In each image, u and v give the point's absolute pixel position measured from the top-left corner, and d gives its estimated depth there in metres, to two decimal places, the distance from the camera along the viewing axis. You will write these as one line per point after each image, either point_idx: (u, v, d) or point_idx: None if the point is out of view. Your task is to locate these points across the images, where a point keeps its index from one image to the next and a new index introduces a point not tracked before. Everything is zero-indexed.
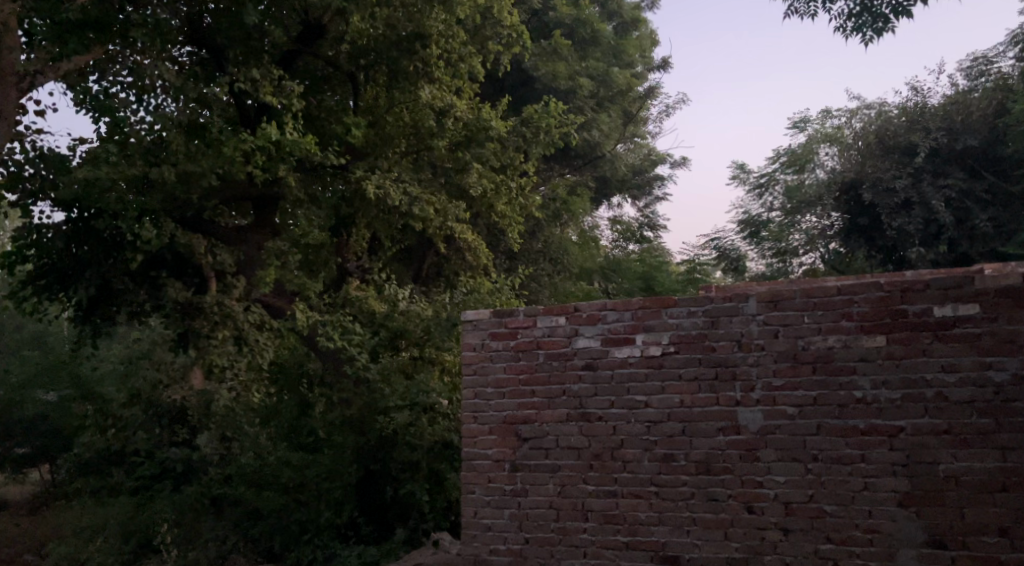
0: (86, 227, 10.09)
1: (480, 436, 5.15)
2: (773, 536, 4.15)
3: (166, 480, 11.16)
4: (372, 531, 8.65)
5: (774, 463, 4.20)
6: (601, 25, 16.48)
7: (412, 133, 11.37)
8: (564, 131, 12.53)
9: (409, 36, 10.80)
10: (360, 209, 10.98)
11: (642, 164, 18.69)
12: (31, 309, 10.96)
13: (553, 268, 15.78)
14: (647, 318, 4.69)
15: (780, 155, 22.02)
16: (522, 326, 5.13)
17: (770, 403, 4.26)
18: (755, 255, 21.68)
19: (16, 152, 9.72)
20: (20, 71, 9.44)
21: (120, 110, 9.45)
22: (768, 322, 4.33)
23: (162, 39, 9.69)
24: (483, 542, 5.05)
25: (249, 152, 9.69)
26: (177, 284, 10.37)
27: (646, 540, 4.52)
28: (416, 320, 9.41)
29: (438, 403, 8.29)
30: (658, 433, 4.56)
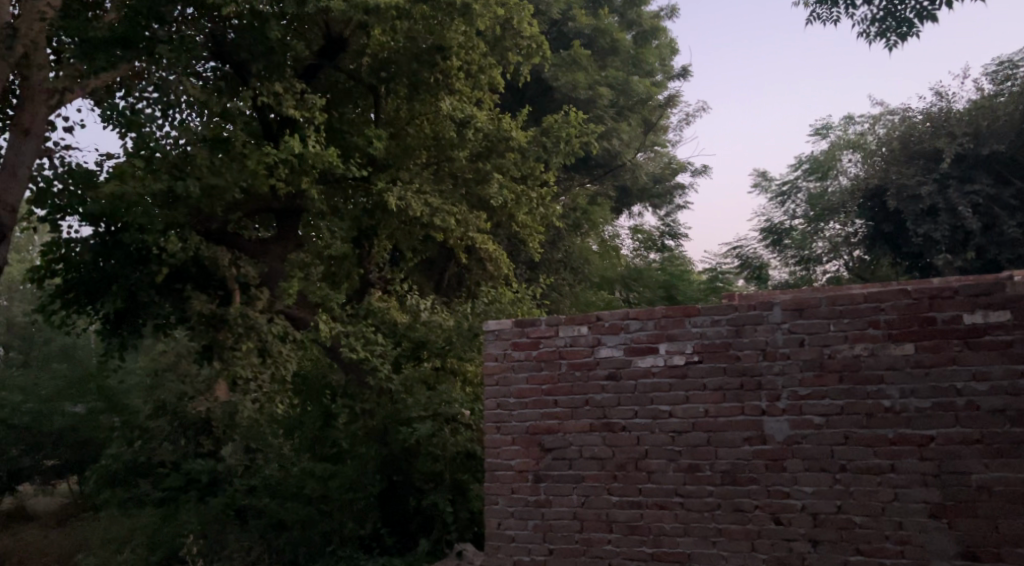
0: (114, 241, 10.29)
1: (503, 446, 5.15)
2: (801, 547, 4.10)
3: (193, 491, 11.20)
4: (396, 541, 8.69)
5: (802, 473, 4.15)
6: (621, 35, 16.58)
7: (432, 144, 11.42)
8: (583, 141, 12.40)
9: (430, 48, 10.89)
10: (382, 221, 11.03)
11: (663, 173, 18.61)
12: (59, 321, 11.12)
13: (574, 278, 15.75)
14: (670, 327, 4.67)
15: (803, 162, 21.88)
16: (544, 336, 5.13)
17: (796, 412, 4.21)
18: (777, 263, 21.63)
19: (46, 168, 9.92)
20: (51, 89, 9.65)
21: (146, 125, 9.60)
22: (793, 331, 4.29)
23: (187, 55, 9.88)
24: (506, 553, 5.03)
25: (273, 166, 9.84)
26: (200, 296, 10.46)
27: (672, 551, 4.48)
28: (437, 330, 9.39)
29: (460, 413, 8.46)
30: (682, 444, 4.52)
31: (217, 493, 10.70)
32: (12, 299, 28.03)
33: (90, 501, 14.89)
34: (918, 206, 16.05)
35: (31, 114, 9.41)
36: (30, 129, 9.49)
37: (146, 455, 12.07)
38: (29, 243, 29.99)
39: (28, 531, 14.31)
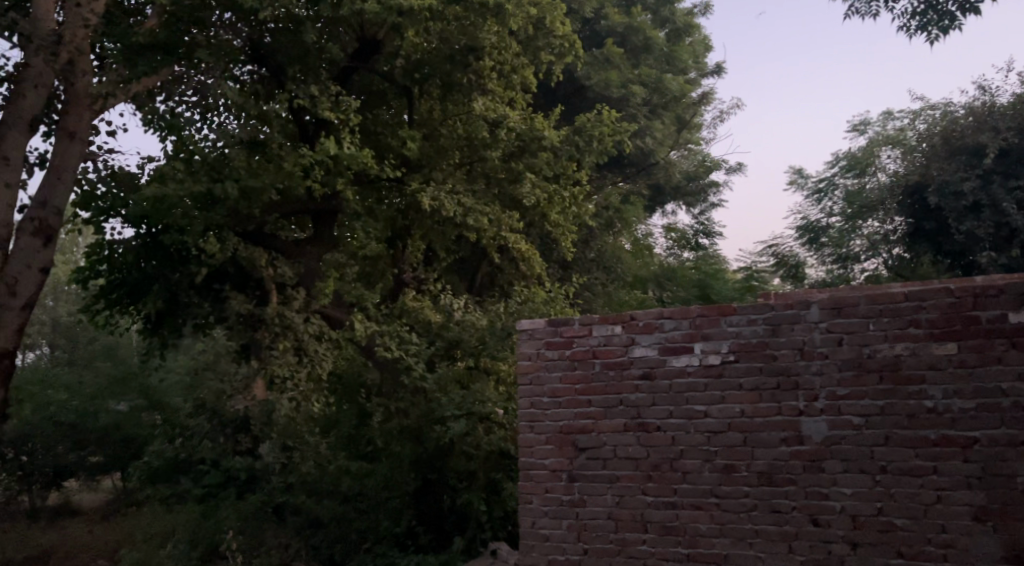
0: (155, 242, 10.48)
1: (537, 446, 5.17)
2: (840, 549, 4.05)
3: (232, 488, 11.36)
4: (430, 539, 8.72)
5: (840, 474, 4.10)
6: (654, 32, 16.49)
7: (465, 144, 11.45)
8: (616, 139, 12.38)
9: (463, 48, 10.94)
10: (415, 221, 11.21)
11: (698, 171, 18.46)
12: (104, 321, 11.40)
13: (607, 277, 15.71)
14: (705, 326, 4.64)
15: (840, 159, 21.48)
16: (577, 335, 5.13)
17: (835, 412, 4.16)
18: (814, 262, 21.38)
19: (90, 172, 10.17)
20: (95, 94, 9.91)
21: (186, 128, 9.80)
22: (832, 330, 4.24)
23: (226, 59, 10.02)
24: (541, 552, 5.05)
25: (309, 167, 9.96)
26: (238, 296, 10.63)
27: (708, 552, 4.46)
28: (471, 329, 9.41)
29: (494, 412, 8.43)
30: (718, 444, 4.49)
31: (255, 490, 10.84)
32: (57, 300, 28.60)
33: (132, 496, 15.20)
34: (960, 202, 15.74)
35: (76, 119, 9.71)
36: (75, 133, 9.73)
37: (187, 452, 12.29)
38: (74, 245, 30.65)
39: (73, 526, 14.63)
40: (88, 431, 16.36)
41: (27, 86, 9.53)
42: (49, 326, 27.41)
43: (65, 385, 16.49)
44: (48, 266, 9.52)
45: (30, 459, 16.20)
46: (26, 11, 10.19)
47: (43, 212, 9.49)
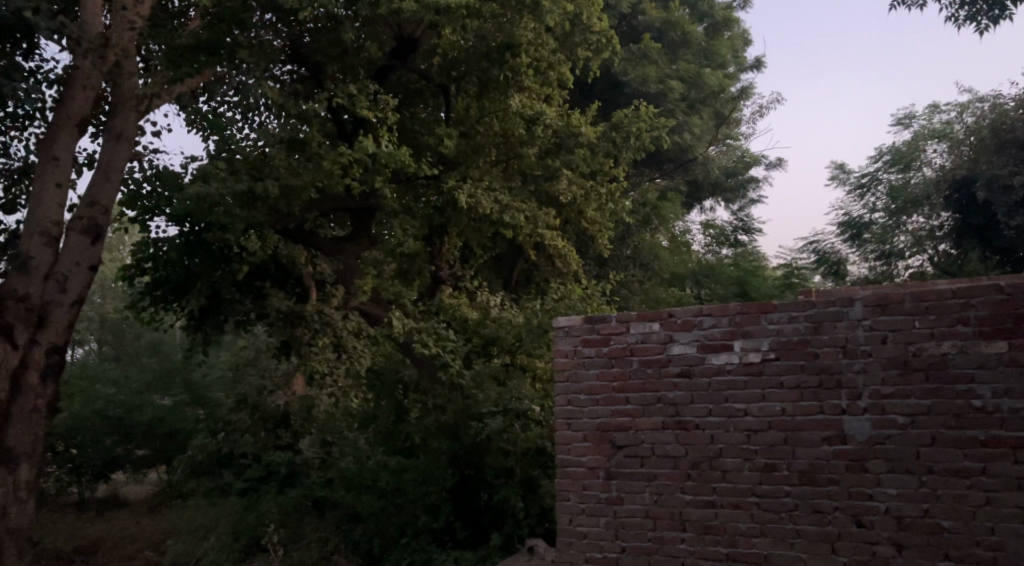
0: (198, 241, 10.69)
1: (574, 443, 5.17)
2: (885, 551, 3.98)
3: (272, 482, 11.51)
4: (468, 535, 8.74)
5: (885, 474, 4.03)
6: (692, 27, 16.32)
7: (502, 141, 11.43)
8: (654, 135, 12.34)
9: (499, 46, 10.84)
10: (452, 219, 11.08)
11: (736, 167, 18.28)
12: (150, 317, 11.67)
13: (644, 274, 15.63)
14: (745, 324, 4.60)
15: (884, 153, 20.86)
16: (615, 332, 5.11)
17: (879, 411, 4.09)
18: (857, 259, 20.71)
19: (136, 171, 10.41)
20: (141, 95, 10.12)
21: (228, 127, 9.99)
22: (875, 327, 4.16)
23: (266, 59, 10.10)
24: (579, 550, 5.05)
25: (348, 165, 10.06)
26: (278, 294, 10.85)
27: (747, 552, 4.42)
28: (508, 326, 9.37)
29: (531, 409, 8.37)
30: (759, 443, 4.45)
31: (296, 484, 10.97)
32: (105, 296, 29.38)
33: (176, 489, 15.50)
34: (1009, 197, 15.27)
35: (122, 120, 9.94)
36: (121, 133, 9.95)
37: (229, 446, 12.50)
38: (120, 244, 31.32)
39: (119, 516, 14.98)
40: (134, 425, 16.73)
41: (76, 89, 9.80)
42: (97, 323, 28.25)
43: (112, 380, 16.89)
44: (96, 264, 9.77)
45: (80, 451, 16.62)
46: (75, 15, 10.47)
47: (91, 212, 9.72)
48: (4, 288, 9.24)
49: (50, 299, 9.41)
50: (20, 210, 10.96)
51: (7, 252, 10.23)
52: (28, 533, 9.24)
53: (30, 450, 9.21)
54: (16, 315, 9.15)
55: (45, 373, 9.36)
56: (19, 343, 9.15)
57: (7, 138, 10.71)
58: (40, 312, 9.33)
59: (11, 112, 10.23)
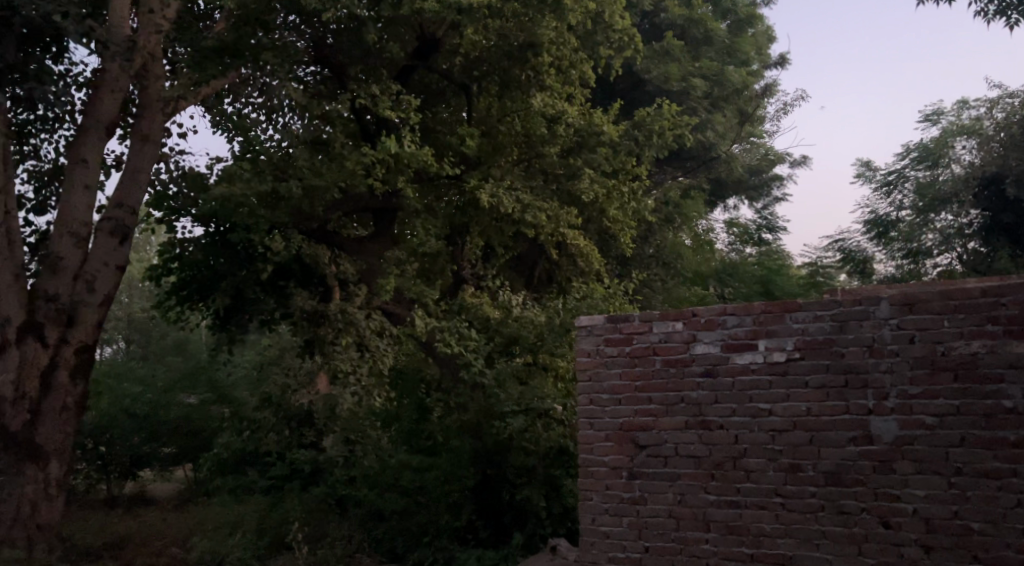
0: (223, 241, 10.80)
1: (596, 443, 5.16)
2: (912, 553, 3.94)
3: (296, 480, 11.60)
4: (490, 534, 8.76)
5: (912, 476, 3.98)
6: (715, 24, 16.23)
7: (523, 141, 11.40)
8: (677, 133, 12.30)
9: (522, 46, 11.00)
10: (474, 218, 11.19)
11: (760, 165, 18.16)
12: (176, 316, 11.84)
13: (667, 273, 15.58)
14: (770, 323, 4.56)
15: (911, 150, 20.53)
16: (637, 331, 5.09)
17: (906, 411, 4.04)
18: (883, 257, 20.47)
19: (162, 172, 10.54)
20: (167, 97, 10.25)
21: (252, 128, 10.07)
22: (902, 327, 4.11)
23: (289, 61, 10.17)
24: (601, 550, 5.04)
25: (370, 166, 10.11)
26: (302, 293, 11.16)
27: (773, 553, 4.39)
28: (530, 326, 9.33)
29: (552, 409, 8.35)
30: (784, 443, 4.41)
31: (319, 482, 11.05)
32: (132, 296, 29.82)
33: (203, 486, 15.68)
34: None
35: (149, 122, 10.06)
36: (148, 135, 10.06)
37: (254, 444, 12.61)
38: (147, 244, 31.69)
39: (147, 513, 15.17)
40: (161, 423, 16.92)
41: (104, 92, 9.95)
42: (125, 322, 28.66)
43: (140, 378, 17.09)
44: (124, 264, 9.89)
45: (108, 449, 16.82)
46: (103, 19, 10.62)
47: (119, 212, 9.85)
48: (35, 289, 9.38)
49: (79, 299, 9.52)
50: (50, 211, 11.13)
51: (37, 252, 10.40)
52: (58, 529, 9.38)
53: (60, 447, 9.35)
54: (47, 315, 9.28)
55: (74, 372, 9.50)
56: (50, 342, 9.30)
57: (37, 140, 10.88)
58: (70, 312, 9.45)
59: (41, 114, 10.39)
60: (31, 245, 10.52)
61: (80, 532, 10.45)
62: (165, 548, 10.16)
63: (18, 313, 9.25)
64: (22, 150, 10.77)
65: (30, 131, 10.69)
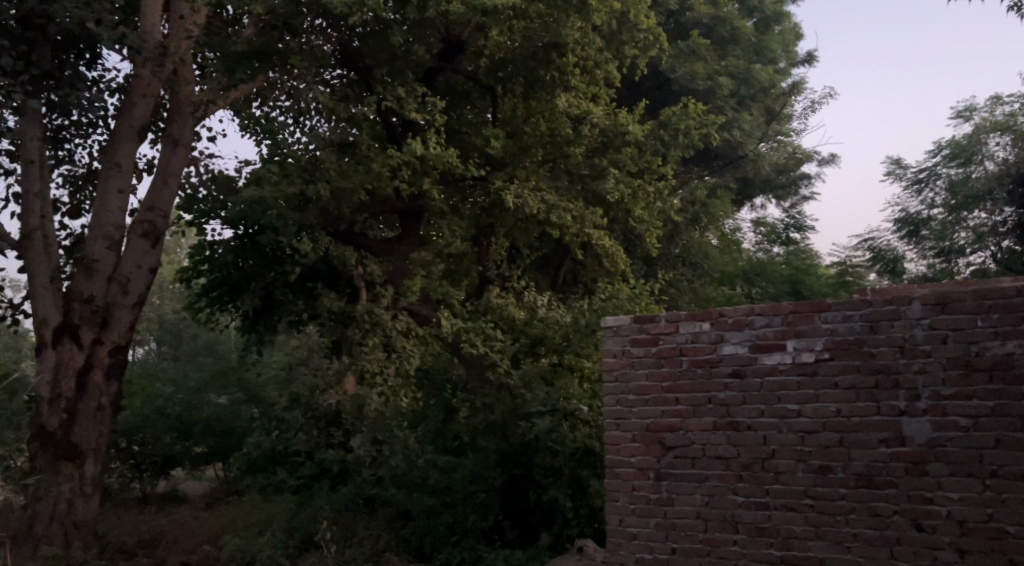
0: (251, 243, 10.98)
1: (623, 443, 5.16)
2: (946, 557, 3.89)
3: (324, 479, 11.67)
4: (517, 535, 8.74)
5: (946, 478, 3.93)
6: (741, 22, 16.13)
7: (548, 141, 11.41)
8: (703, 132, 12.22)
9: (546, 46, 10.97)
10: (499, 219, 11.32)
11: (788, 164, 18.02)
12: (206, 317, 12.05)
13: (693, 273, 15.51)
14: (799, 323, 4.53)
15: (943, 147, 19.78)
16: (664, 332, 5.08)
17: (939, 412, 3.98)
18: (914, 256, 19.85)
19: (192, 176, 10.70)
20: (196, 101, 10.40)
21: (280, 132, 10.19)
22: (935, 327, 4.06)
23: (316, 64, 10.35)
24: (629, 550, 5.04)
25: (397, 168, 10.17)
26: (330, 295, 11.33)
27: (802, 555, 4.35)
28: (555, 327, 9.31)
29: (578, 409, 8.32)
30: (813, 444, 4.37)
31: (347, 482, 11.12)
32: (163, 298, 30.28)
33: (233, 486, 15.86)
34: None
35: (179, 127, 10.23)
36: (178, 139, 10.21)
37: (284, 444, 12.72)
38: (178, 246, 32.04)
39: (178, 511, 15.37)
40: (192, 423, 17.10)
41: (137, 97, 10.18)
42: (156, 324, 29.14)
43: (171, 379, 17.32)
44: (156, 267, 10.04)
45: (140, 448, 17.04)
46: (135, 25, 10.79)
47: (150, 215, 10.00)
48: (70, 291, 9.57)
49: (113, 300, 9.69)
50: (84, 215, 11.32)
51: (72, 255, 10.60)
52: (93, 527, 9.55)
53: (95, 446, 9.51)
54: (82, 317, 9.46)
55: (108, 372, 9.66)
56: (85, 343, 9.48)
57: (71, 145, 11.07)
58: (104, 313, 9.62)
59: (75, 120, 10.58)
60: (66, 249, 10.71)
61: (115, 530, 10.62)
62: (197, 546, 10.29)
63: (55, 314, 9.48)
64: (56, 155, 10.97)
65: (64, 137, 10.88)
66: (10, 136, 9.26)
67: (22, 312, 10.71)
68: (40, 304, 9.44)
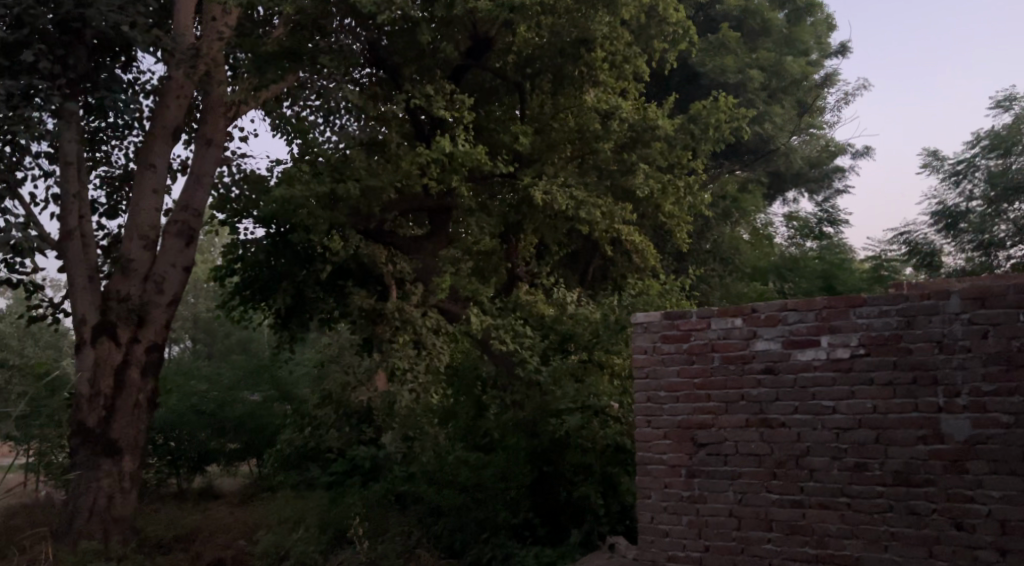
0: (283, 242, 11.15)
1: (654, 440, 5.13)
2: (987, 556, 3.80)
3: (356, 476, 11.73)
4: (548, 532, 8.70)
5: (986, 476, 3.85)
6: (772, 15, 15.97)
7: (576, 137, 11.46)
8: (735, 126, 11.98)
9: (574, 42, 10.84)
10: (527, 216, 11.27)
11: (820, 157, 17.80)
12: (239, 315, 12.20)
13: (724, 268, 15.36)
14: (833, 318, 4.46)
15: (982, 137, 19.37)
16: (695, 328, 5.03)
17: (979, 409, 3.89)
18: (952, 249, 19.42)
19: (225, 176, 10.83)
20: (229, 102, 10.52)
21: (311, 131, 10.28)
22: (974, 321, 3.96)
23: (346, 64, 10.49)
24: (660, 548, 5.01)
25: (425, 166, 10.21)
26: (360, 293, 11.52)
27: (838, 554, 4.29)
28: (584, 323, 9.26)
29: (608, 406, 8.33)
30: (848, 441, 4.31)
31: (379, 478, 11.18)
32: (197, 296, 30.78)
33: (266, 483, 16.03)
34: None
35: (212, 127, 10.38)
36: (210, 139, 10.33)
37: (316, 441, 12.81)
38: (211, 246, 32.52)
39: (214, 506, 15.57)
40: (226, 419, 17.28)
41: (170, 98, 10.33)
42: (191, 322, 29.66)
43: (205, 377, 17.56)
44: (190, 266, 10.18)
45: (177, 445, 17.31)
46: (168, 28, 10.96)
47: (184, 215, 10.14)
48: (108, 290, 9.75)
49: (149, 299, 9.86)
50: (121, 216, 11.51)
51: (109, 255, 10.79)
52: (132, 522, 9.71)
53: (133, 443, 9.66)
54: (119, 315, 9.63)
55: (145, 370, 9.83)
56: (121, 341, 9.66)
57: (107, 147, 11.26)
58: (141, 311, 9.79)
59: (111, 122, 10.74)
60: (103, 249, 10.90)
61: (153, 525, 10.80)
62: (232, 540, 10.42)
63: (93, 313, 9.66)
64: (94, 156, 11.16)
65: (101, 138, 11.07)
66: (49, 138, 9.45)
67: (61, 310, 10.91)
68: (79, 302, 9.64)
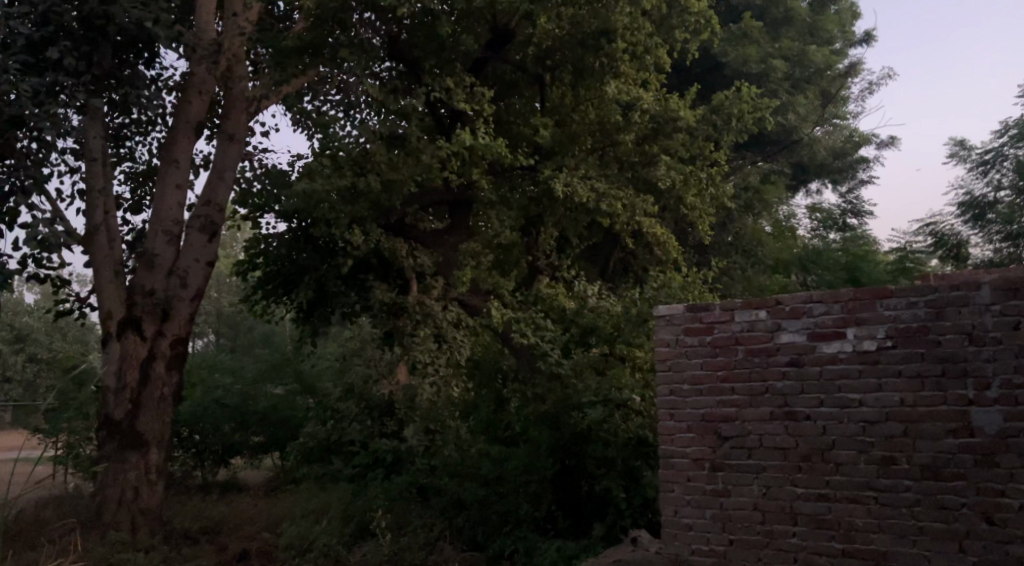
0: (304, 236, 11.31)
1: (677, 434, 5.10)
2: (1019, 551, 3.73)
3: (378, 469, 11.76)
4: (570, 525, 8.66)
5: (1018, 469, 3.76)
6: (795, 4, 15.79)
7: (598, 130, 11.37)
8: (758, 117, 11.89)
9: (594, 33, 10.74)
10: (548, 208, 11.24)
11: (844, 147, 17.59)
12: (262, 309, 12.28)
13: (747, 261, 15.21)
14: (859, 310, 4.39)
15: (1010, 126, 19.08)
16: (719, 321, 4.98)
17: (1010, 402, 3.81)
18: (979, 240, 19.11)
19: (247, 171, 10.90)
20: (250, 97, 10.55)
21: (332, 125, 10.33)
22: (1005, 313, 3.88)
23: (367, 57, 10.45)
24: (685, 541, 4.98)
25: (446, 159, 10.20)
26: (382, 286, 11.66)
27: (866, 548, 4.23)
28: (606, 316, 9.21)
29: (630, 400, 8.22)
30: (876, 435, 4.24)
31: (401, 471, 11.19)
32: (221, 291, 31.08)
33: (289, 476, 16.13)
34: None
35: (234, 122, 10.35)
36: (232, 134, 10.34)
37: (338, 434, 12.86)
38: (234, 241, 32.76)
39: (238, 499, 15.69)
40: (250, 413, 17.41)
41: (192, 94, 10.38)
42: (215, 317, 29.93)
43: (229, 370, 17.70)
44: (213, 260, 10.26)
45: (201, 438, 17.46)
46: (191, 24, 11.04)
47: (207, 210, 10.21)
48: (133, 285, 9.84)
49: (173, 294, 9.94)
50: (145, 211, 11.63)
51: (135, 250, 10.90)
52: (159, 514, 9.81)
53: (158, 436, 9.74)
54: (144, 310, 9.72)
55: (170, 364, 9.91)
56: (147, 335, 9.75)
57: (132, 143, 11.36)
58: (165, 305, 9.87)
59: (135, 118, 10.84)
60: (129, 244, 11.02)
61: (180, 517, 10.91)
62: (257, 532, 10.50)
63: (119, 307, 9.77)
64: (118, 153, 11.27)
65: (125, 135, 11.18)
66: (75, 135, 9.54)
67: (88, 305, 11.04)
68: (105, 297, 9.76)
